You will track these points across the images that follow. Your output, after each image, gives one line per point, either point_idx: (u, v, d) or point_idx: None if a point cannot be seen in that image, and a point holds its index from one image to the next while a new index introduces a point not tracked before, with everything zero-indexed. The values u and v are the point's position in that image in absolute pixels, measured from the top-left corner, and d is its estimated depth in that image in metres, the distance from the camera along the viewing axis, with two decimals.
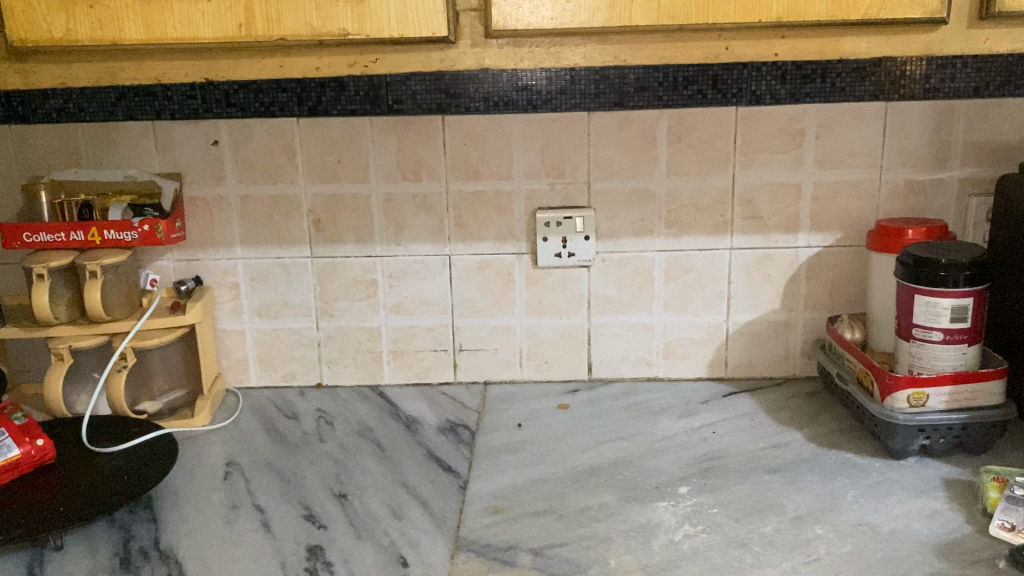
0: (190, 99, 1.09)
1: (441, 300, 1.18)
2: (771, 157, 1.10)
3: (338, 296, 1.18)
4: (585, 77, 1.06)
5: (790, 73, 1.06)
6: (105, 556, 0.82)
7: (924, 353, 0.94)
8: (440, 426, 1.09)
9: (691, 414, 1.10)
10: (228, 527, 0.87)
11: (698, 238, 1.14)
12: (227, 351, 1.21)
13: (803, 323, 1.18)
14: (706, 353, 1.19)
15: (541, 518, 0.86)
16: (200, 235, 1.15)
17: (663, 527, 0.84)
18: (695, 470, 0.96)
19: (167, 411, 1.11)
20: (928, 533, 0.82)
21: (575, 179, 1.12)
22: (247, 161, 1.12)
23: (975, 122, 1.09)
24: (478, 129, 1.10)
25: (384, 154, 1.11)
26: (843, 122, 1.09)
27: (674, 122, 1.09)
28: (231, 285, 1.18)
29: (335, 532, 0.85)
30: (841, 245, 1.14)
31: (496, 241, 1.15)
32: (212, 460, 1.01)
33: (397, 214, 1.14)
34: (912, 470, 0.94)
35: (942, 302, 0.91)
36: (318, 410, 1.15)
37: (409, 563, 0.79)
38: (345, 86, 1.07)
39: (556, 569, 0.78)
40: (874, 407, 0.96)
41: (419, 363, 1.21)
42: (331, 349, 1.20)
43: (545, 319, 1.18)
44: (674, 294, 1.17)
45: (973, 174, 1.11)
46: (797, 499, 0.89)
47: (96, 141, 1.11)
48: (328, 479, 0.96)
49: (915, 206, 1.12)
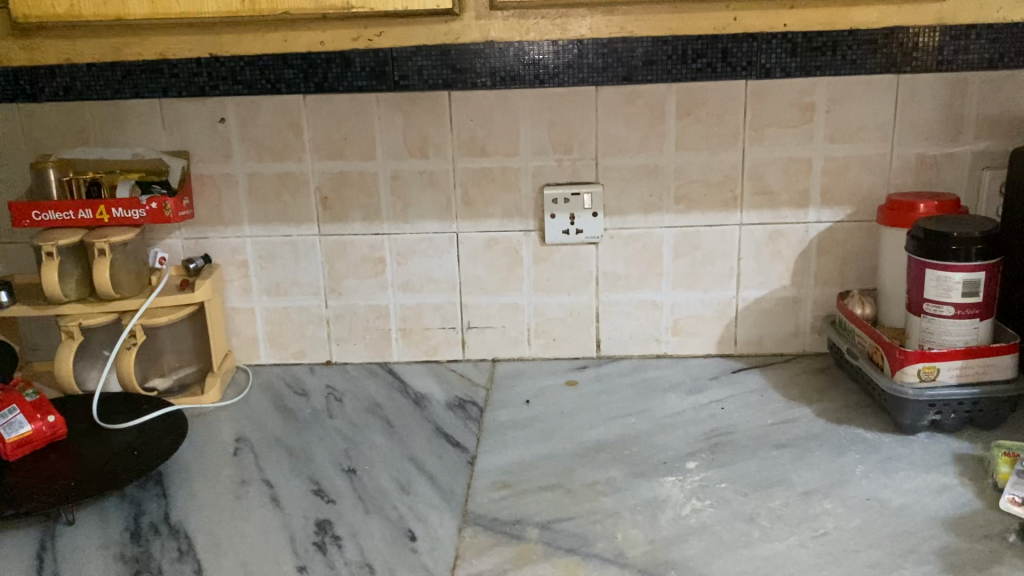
0: (196, 76, 1.08)
1: (449, 279, 1.17)
2: (780, 131, 1.09)
3: (346, 274, 1.18)
4: (594, 50, 1.05)
5: (800, 45, 1.05)
6: (116, 530, 0.83)
7: (935, 327, 0.93)
8: (449, 402, 1.09)
9: (699, 390, 1.10)
10: (238, 502, 0.87)
11: (707, 214, 1.13)
12: (236, 329, 1.21)
13: (813, 299, 1.17)
14: (716, 330, 1.19)
15: (549, 493, 0.86)
16: (208, 213, 1.15)
17: (670, 501, 0.84)
18: (703, 445, 0.95)
19: (177, 389, 1.11)
20: (937, 508, 0.82)
21: (583, 155, 1.11)
22: (254, 139, 1.12)
23: (988, 94, 1.07)
24: (485, 105, 1.09)
25: (391, 130, 1.11)
26: (853, 96, 1.08)
27: (683, 97, 1.08)
28: (239, 263, 1.18)
29: (344, 506, 0.85)
30: (851, 220, 1.13)
31: (503, 218, 1.14)
32: (222, 437, 1.02)
33: (404, 191, 1.13)
34: (922, 445, 0.93)
35: (954, 276, 0.90)
36: (327, 387, 1.15)
37: (417, 537, 0.80)
38: (351, 63, 1.07)
39: (564, 542, 0.78)
40: (884, 382, 0.95)
41: (427, 341, 1.21)
42: (339, 327, 1.20)
43: (554, 296, 1.18)
44: (684, 271, 1.16)
45: (986, 147, 1.09)
46: (806, 474, 0.88)
47: (103, 119, 1.11)
48: (337, 454, 0.96)
49: (927, 181, 1.11)
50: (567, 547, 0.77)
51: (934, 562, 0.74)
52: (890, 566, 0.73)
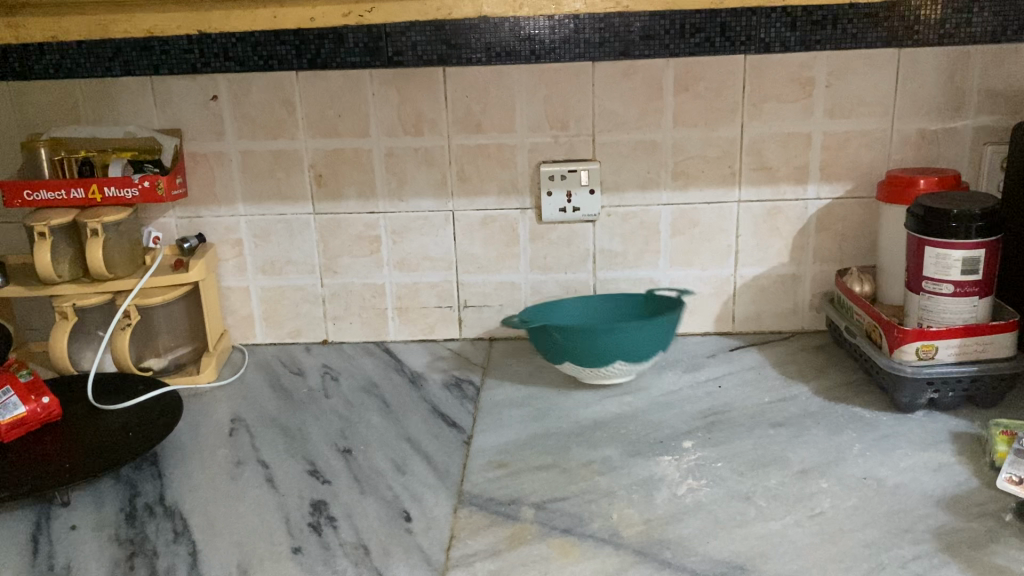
0: (189, 53, 1.08)
1: (445, 256, 1.17)
2: (780, 106, 1.08)
3: (342, 252, 1.17)
4: (590, 25, 1.04)
5: (800, 19, 1.04)
6: (111, 511, 0.82)
7: (934, 305, 0.92)
8: (446, 381, 1.09)
9: (696, 368, 1.10)
10: (233, 482, 0.87)
11: (705, 191, 1.12)
12: (232, 308, 1.20)
13: (812, 276, 1.16)
14: (713, 307, 1.18)
15: (544, 472, 0.86)
16: (201, 191, 1.14)
17: (666, 480, 0.84)
18: (700, 423, 0.95)
19: (172, 368, 1.11)
20: (933, 486, 0.81)
21: (580, 131, 1.10)
22: (247, 116, 1.11)
23: (991, 67, 1.06)
24: (480, 81, 1.08)
25: (385, 106, 1.09)
26: (854, 69, 1.06)
27: (680, 71, 1.07)
28: (234, 242, 1.17)
29: (339, 486, 0.85)
30: (851, 196, 1.12)
31: (500, 196, 1.13)
32: (218, 417, 1.01)
33: (399, 169, 1.12)
34: (919, 423, 0.93)
35: (953, 254, 0.89)
36: (323, 366, 1.15)
37: (412, 517, 0.80)
38: (344, 38, 1.06)
39: (559, 522, 0.78)
40: (882, 359, 0.95)
41: (424, 319, 1.20)
42: (335, 306, 1.20)
43: (550, 274, 1.17)
44: (681, 248, 1.15)
45: (988, 122, 1.08)
46: (802, 452, 0.88)
47: (94, 97, 1.10)
48: (332, 434, 0.96)
49: (927, 156, 1.10)
50: (562, 527, 0.77)
51: (929, 541, 0.74)
52: (885, 545, 0.73)
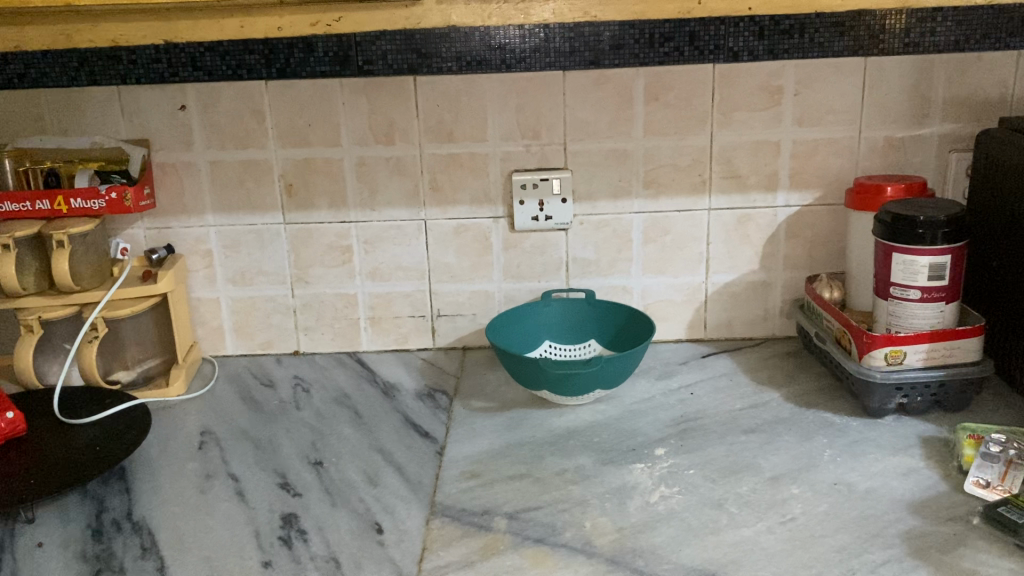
0: (157, 62, 1.06)
1: (417, 265, 1.16)
2: (749, 114, 1.09)
3: (313, 262, 1.16)
4: (560, 34, 1.04)
5: (767, 28, 1.04)
6: (77, 528, 0.81)
7: (902, 311, 0.93)
8: (418, 392, 1.08)
9: (669, 375, 1.10)
10: (202, 496, 0.86)
11: (676, 199, 1.13)
12: (201, 320, 1.19)
13: (783, 283, 1.17)
14: (686, 315, 1.19)
15: (517, 482, 0.86)
16: (170, 202, 1.13)
17: (639, 488, 0.84)
18: (672, 431, 0.95)
19: (141, 381, 1.09)
20: (903, 491, 0.82)
21: (551, 140, 1.10)
22: (217, 126, 1.10)
23: (955, 76, 1.07)
24: (452, 90, 1.08)
25: (355, 116, 1.09)
26: (822, 78, 1.07)
27: (650, 81, 1.07)
28: (203, 253, 1.16)
29: (310, 499, 0.85)
30: (820, 204, 1.13)
31: (472, 205, 1.13)
32: (187, 430, 1.00)
33: (371, 178, 1.12)
34: (889, 428, 0.94)
35: (920, 260, 0.90)
36: (295, 378, 1.14)
37: (385, 529, 0.79)
38: (314, 47, 1.05)
39: (532, 532, 0.78)
40: (851, 365, 0.95)
41: (397, 330, 1.20)
42: (307, 316, 1.19)
43: (524, 282, 1.17)
44: (653, 256, 1.16)
45: (953, 130, 1.10)
46: (774, 459, 0.89)
47: (60, 108, 1.09)
48: (303, 446, 0.95)
49: (894, 163, 1.11)
50: (535, 537, 0.77)
51: (900, 545, 0.74)
52: (856, 550, 0.74)
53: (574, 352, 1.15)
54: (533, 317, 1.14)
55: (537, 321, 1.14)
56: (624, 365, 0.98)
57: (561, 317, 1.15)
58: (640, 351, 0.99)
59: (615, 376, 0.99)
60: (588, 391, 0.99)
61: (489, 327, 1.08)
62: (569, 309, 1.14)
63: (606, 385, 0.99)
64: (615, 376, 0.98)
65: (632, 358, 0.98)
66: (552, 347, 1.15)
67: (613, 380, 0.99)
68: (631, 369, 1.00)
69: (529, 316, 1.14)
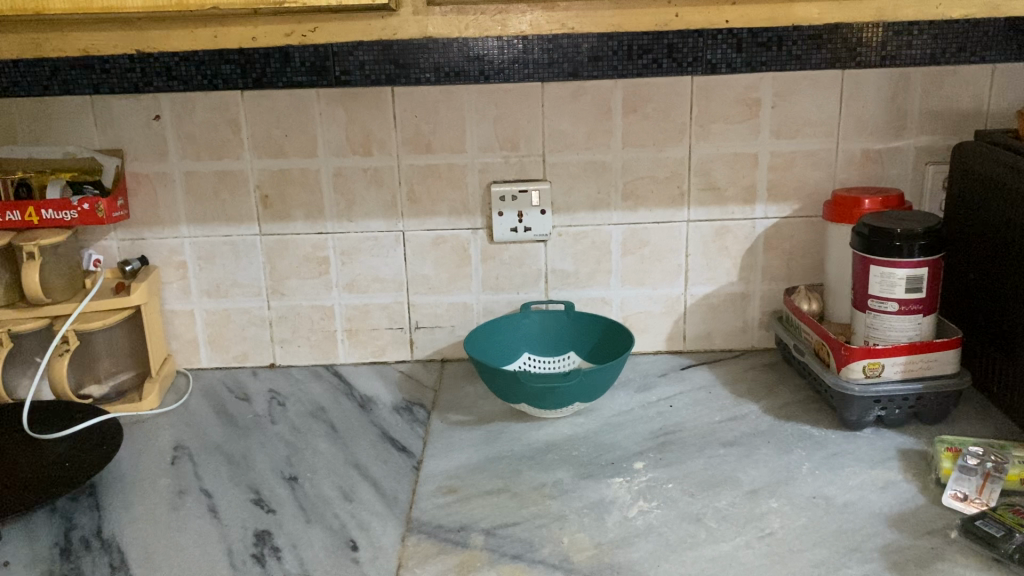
0: (131, 71, 1.05)
1: (395, 277, 1.15)
2: (726, 126, 1.09)
3: (288, 274, 1.15)
4: (538, 45, 1.03)
5: (746, 41, 1.04)
6: (45, 546, 0.79)
7: (879, 323, 0.93)
8: (395, 405, 1.07)
9: (649, 388, 1.09)
10: (175, 512, 0.85)
11: (655, 211, 1.13)
12: (175, 332, 1.18)
13: (761, 295, 1.17)
14: (665, 327, 1.18)
15: (495, 497, 0.85)
16: (144, 213, 1.12)
17: (617, 503, 0.83)
18: (651, 444, 0.95)
19: (113, 396, 1.08)
20: (881, 504, 0.82)
21: (529, 151, 1.10)
22: (191, 137, 1.08)
23: (930, 89, 1.08)
24: (430, 101, 1.07)
25: (332, 126, 1.08)
26: (799, 90, 1.08)
27: (629, 92, 1.07)
28: (178, 264, 1.15)
29: (284, 516, 0.83)
30: (798, 216, 1.13)
31: (450, 216, 1.12)
32: (160, 444, 0.99)
33: (348, 189, 1.11)
34: (867, 441, 0.94)
35: (897, 273, 0.90)
36: (270, 391, 1.12)
37: (360, 546, 0.78)
38: (290, 57, 1.05)
39: (508, 548, 0.77)
40: (830, 378, 0.95)
41: (374, 341, 1.18)
42: (283, 328, 1.18)
43: (502, 294, 1.16)
44: (631, 268, 1.15)
45: (929, 142, 1.10)
46: (752, 472, 0.88)
47: (32, 117, 1.07)
48: (278, 461, 0.94)
49: (871, 175, 1.11)
50: (512, 553, 0.76)
51: (878, 560, 0.74)
52: (834, 564, 0.73)
53: (553, 364, 1.14)
54: (511, 328, 1.13)
55: (515, 333, 1.14)
56: (602, 380, 0.97)
57: (540, 329, 1.14)
58: (620, 364, 0.99)
59: (595, 391, 0.98)
60: (566, 405, 0.98)
61: (467, 339, 1.08)
62: (550, 321, 1.14)
63: (584, 398, 0.98)
64: (594, 390, 0.98)
65: (610, 371, 0.98)
66: (530, 359, 1.14)
67: (591, 394, 0.98)
68: (610, 382, 0.99)
69: (508, 327, 1.13)
